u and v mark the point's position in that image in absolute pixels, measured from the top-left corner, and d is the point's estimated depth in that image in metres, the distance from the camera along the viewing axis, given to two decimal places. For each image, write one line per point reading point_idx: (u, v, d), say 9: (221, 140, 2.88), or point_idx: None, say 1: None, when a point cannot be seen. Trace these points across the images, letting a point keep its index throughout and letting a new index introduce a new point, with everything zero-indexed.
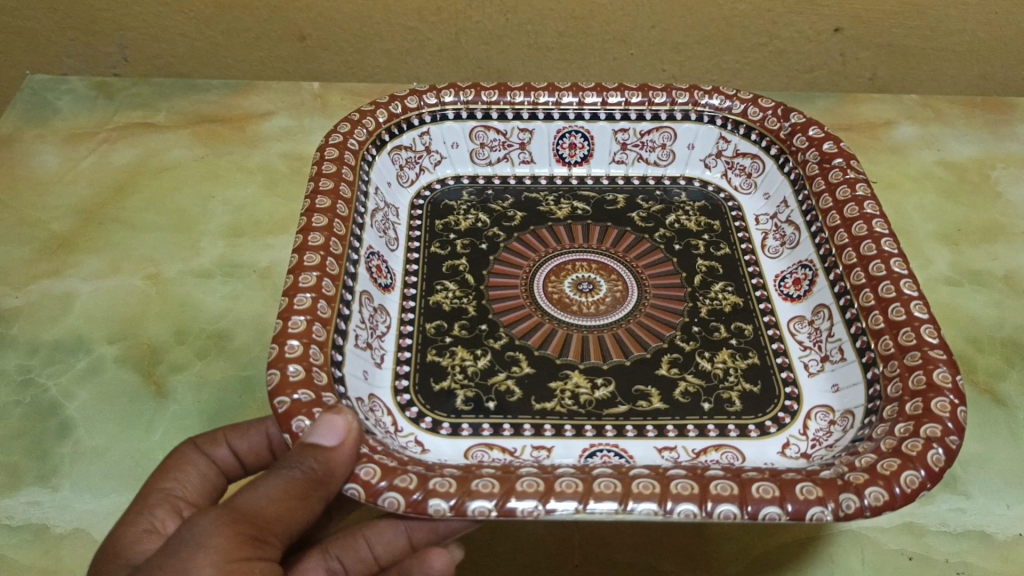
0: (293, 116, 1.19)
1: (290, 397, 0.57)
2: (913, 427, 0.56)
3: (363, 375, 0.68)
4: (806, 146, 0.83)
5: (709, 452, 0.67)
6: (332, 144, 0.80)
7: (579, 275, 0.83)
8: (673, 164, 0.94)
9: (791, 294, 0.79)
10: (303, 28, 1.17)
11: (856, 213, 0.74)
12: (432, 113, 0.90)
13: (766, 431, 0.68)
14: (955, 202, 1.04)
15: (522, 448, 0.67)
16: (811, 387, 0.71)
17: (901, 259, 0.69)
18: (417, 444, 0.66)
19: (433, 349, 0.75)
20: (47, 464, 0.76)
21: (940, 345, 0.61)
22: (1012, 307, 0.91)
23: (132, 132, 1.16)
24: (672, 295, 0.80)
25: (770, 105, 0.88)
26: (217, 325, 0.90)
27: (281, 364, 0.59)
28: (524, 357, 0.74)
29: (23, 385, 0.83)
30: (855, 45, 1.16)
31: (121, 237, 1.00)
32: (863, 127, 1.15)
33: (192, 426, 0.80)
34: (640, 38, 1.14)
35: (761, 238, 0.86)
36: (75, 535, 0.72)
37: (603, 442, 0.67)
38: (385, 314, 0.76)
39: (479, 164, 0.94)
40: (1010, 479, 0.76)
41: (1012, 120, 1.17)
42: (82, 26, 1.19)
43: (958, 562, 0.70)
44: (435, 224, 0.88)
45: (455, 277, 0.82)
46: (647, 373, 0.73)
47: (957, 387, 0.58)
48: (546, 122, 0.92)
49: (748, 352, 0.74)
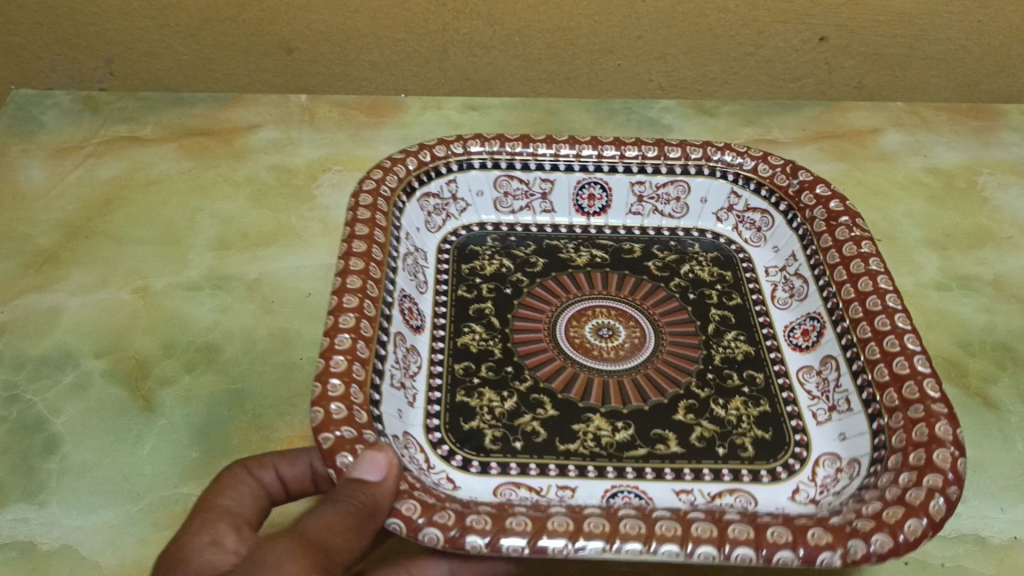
0: (282, 128, 1.18)
1: (336, 433, 0.57)
2: (916, 476, 0.56)
3: (399, 415, 0.69)
4: (814, 204, 0.83)
5: (725, 495, 0.68)
6: (365, 191, 0.80)
7: (599, 320, 0.83)
8: (686, 217, 0.94)
9: (800, 343, 0.79)
10: (292, 41, 1.17)
11: (862, 268, 0.74)
12: (459, 162, 0.90)
13: (777, 476, 0.69)
14: (944, 208, 1.05)
15: (547, 486, 0.68)
16: (819, 435, 0.71)
17: (905, 315, 0.69)
18: (448, 480, 0.67)
19: (462, 389, 0.75)
20: (33, 481, 0.76)
21: (942, 399, 0.62)
22: (1002, 312, 0.92)
23: (119, 146, 1.15)
24: (688, 343, 0.80)
25: (778, 163, 0.88)
26: (207, 338, 0.89)
27: (324, 403, 0.59)
28: (549, 399, 0.75)
29: (9, 401, 0.82)
30: (842, 53, 1.16)
31: (108, 251, 0.99)
32: (850, 135, 1.16)
33: (182, 441, 0.79)
34: (628, 50, 1.15)
35: (770, 290, 0.86)
36: (63, 550, 0.71)
37: (623, 483, 0.68)
38: (416, 354, 0.76)
39: (502, 212, 0.94)
40: (1004, 483, 0.76)
41: (997, 127, 1.18)
42: (69, 41, 1.18)
43: (955, 566, 0.70)
44: (461, 267, 0.88)
45: (481, 319, 0.82)
46: (664, 417, 0.73)
47: (959, 440, 0.58)
48: (567, 173, 0.91)
49: (759, 399, 0.75)
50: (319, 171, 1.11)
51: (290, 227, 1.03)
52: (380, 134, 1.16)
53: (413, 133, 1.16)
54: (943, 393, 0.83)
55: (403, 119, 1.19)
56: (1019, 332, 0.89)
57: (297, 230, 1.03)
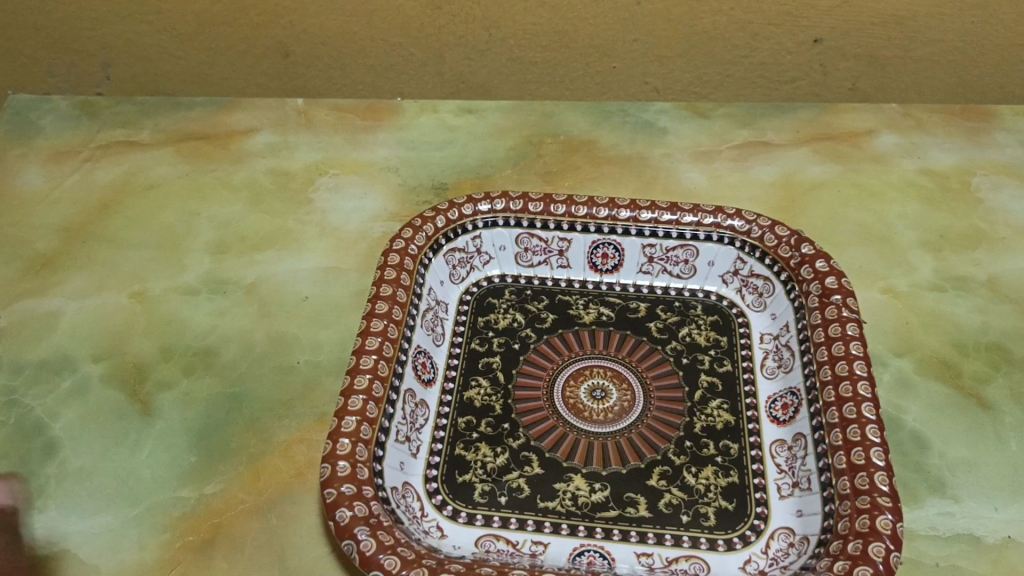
0: (278, 132, 1.18)
1: (350, 511, 0.64)
2: (849, 566, 0.61)
3: (399, 466, 0.75)
4: (811, 278, 0.83)
5: (680, 561, 0.72)
6: (395, 249, 0.84)
7: (595, 381, 0.86)
8: (694, 277, 0.94)
9: (779, 417, 0.81)
10: (287, 45, 1.16)
11: (838, 333, 0.77)
12: (484, 220, 0.92)
13: (733, 546, 0.73)
14: (938, 210, 1.06)
15: (523, 541, 0.73)
16: (779, 508, 0.74)
17: (868, 383, 0.72)
18: (438, 529, 0.73)
19: (461, 443, 0.80)
20: (32, 486, 0.77)
21: (890, 493, 0.65)
22: (996, 312, 0.92)
23: (116, 150, 1.15)
24: (673, 409, 0.83)
25: (785, 234, 0.88)
26: (204, 342, 0.89)
27: (333, 459, 0.67)
28: (537, 457, 0.79)
29: (8, 406, 0.83)
30: (836, 56, 1.15)
31: (105, 255, 1.00)
32: (845, 137, 1.16)
33: (180, 444, 0.80)
34: (623, 52, 1.15)
35: (762, 357, 0.87)
36: (62, 555, 0.72)
37: (591, 542, 0.73)
38: (425, 408, 0.81)
39: (522, 266, 0.96)
40: (998, 483, 0.77)
41: (991, 128, 1.18)
42: (65, 46, 1.18)
43: (948, 565, 0.70)
44: (478, 320, 0.92)
45: (488, 373, 0.87)
46: (639, 481, 0.77)
47: (896, 534, 0.63)
48: (583, 234, 0.92)
49: (730, 470, 0.78)
50: (316, 175, 1.11)
51: (287, 231, 1.03)
52: (377, 137, 1.17)
53: (410, 137, 1.17)
54: (936, 393, 0.84)
55: (400, 122, 1.20)
56: (1012, 332, 0.90)
57: (294, 233, 1.03)
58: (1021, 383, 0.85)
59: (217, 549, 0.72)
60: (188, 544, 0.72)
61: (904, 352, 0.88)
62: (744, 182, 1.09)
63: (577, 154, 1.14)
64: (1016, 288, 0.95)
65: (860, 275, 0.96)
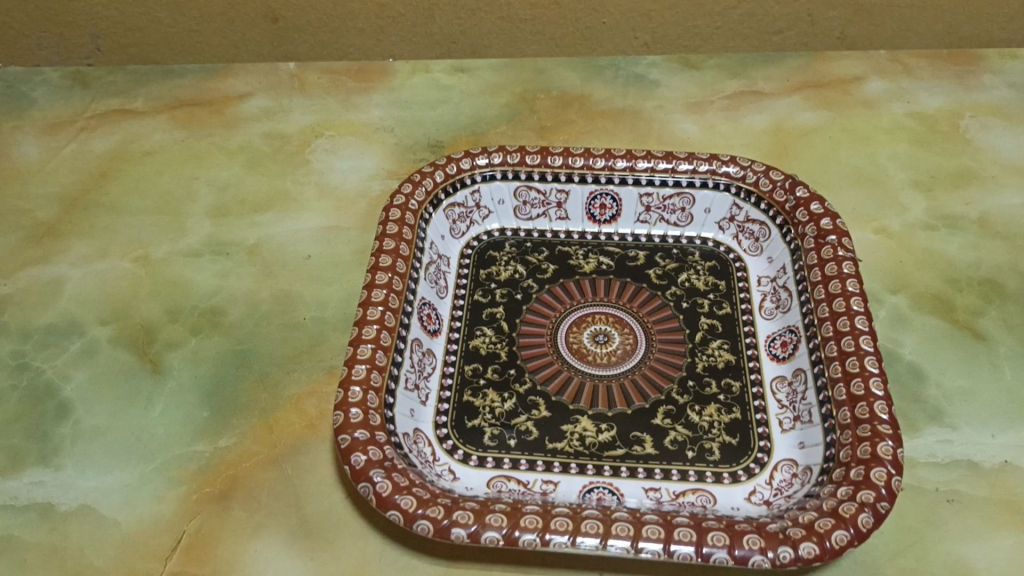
0: (272, 96, 1.18)
1: (364, 454, 0.66)
2: (852, 491, 0.63)
3: (409, 413, 0.76)
4: (807, 220, 0.84)
5: (687, 494, 0.74)
6: (396, 205, 0.85)
7: (597, 327, 0.87)
8: (690, 225, 0.95)
9: (779, 355, 0.82)
10: (276, 9, 1.17)
11: (834, 272, 0.78)
12: (482, 174, 0.93)
13: (738, 478, 0.74)
14: (928, 151, 1.07)
15: (534, 481, 0.75)
16: (782, 441, 0.76)
17: (865, 317, 0.74)
18: (450, 472, 0.75)
19: (469, 390, 0.82)
20: (48, 445, 0.78)
21: (890, 420, 0.67)
22: (988, 248, 0.94)
23: (110, 119, 1.16)
24: (675, 350, 0.85)
25: (780, 178, 0.89)
26: (210, 302, 0.90)
27: (345, 406, 0.69)
28: (543, 402, 0.81)
29: (19, 370, 0.84)
30: (822, 4, 1.16)
31: (106, 221, 1.00)
32: (834, 84, 1.17)
33: (192, 400, 0.81)
34: (612, 6, 1.16)
35: (760, 299, 0.89)
36: (82, 510, 0.73)
37: (600, 480, 0.75)
38: (432, 357, 0.83)
39: (521, 219, 0.97)
40: (994, 410, 0.79)
41: (978, 70, 1.19)
42: (54, 17, 1.19)
43: (948, 490, 0.73)
44: (480, 273, 0.93)
45: (492, 323, 0.88)
46: (644, 420, 0.79)
47: (897, 458, 0.65)
48: (581, 185, 0.93)
49: (732, 407, 0.80)
50: (311, 137, 1.12)
51: (286, 192, 1.04)
52: (370, 98, 1.17)
53: (403, 98, 1.18)
54: (931, 327, 0.86)
55: (392, 83, 1.20)
56: (1004, 267, 0.92)
57: (292, 194, 1.03)
58: (1014, 315, 0.87)
59: (234, 499, 0.73)
60: (205, 496, 0.74)
61: (898, 289, 0.89)
62: (736, 131, 1.10)
63: (570, 109, 1.15)
64: (1008, 224, 0.97)
65: (854, 216, 0.98)
